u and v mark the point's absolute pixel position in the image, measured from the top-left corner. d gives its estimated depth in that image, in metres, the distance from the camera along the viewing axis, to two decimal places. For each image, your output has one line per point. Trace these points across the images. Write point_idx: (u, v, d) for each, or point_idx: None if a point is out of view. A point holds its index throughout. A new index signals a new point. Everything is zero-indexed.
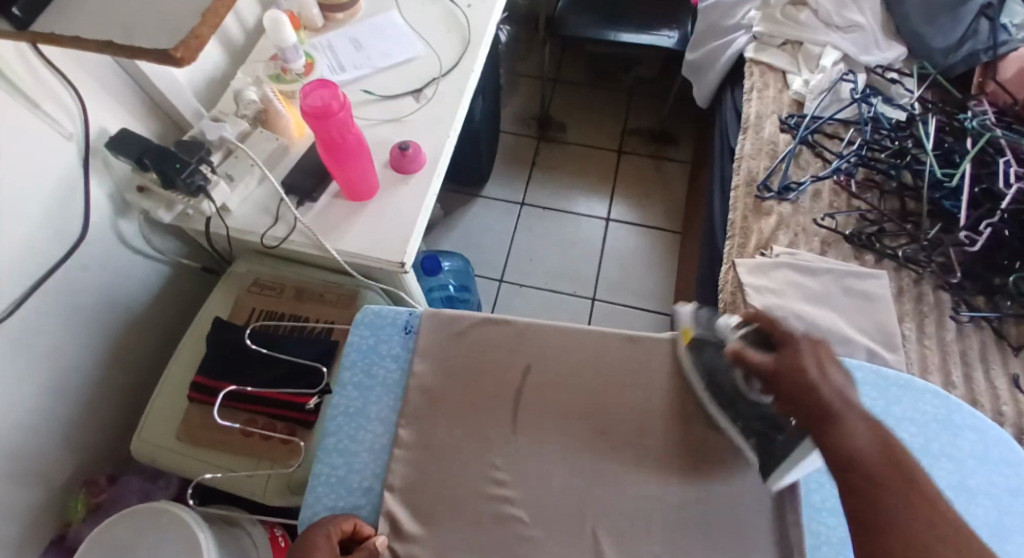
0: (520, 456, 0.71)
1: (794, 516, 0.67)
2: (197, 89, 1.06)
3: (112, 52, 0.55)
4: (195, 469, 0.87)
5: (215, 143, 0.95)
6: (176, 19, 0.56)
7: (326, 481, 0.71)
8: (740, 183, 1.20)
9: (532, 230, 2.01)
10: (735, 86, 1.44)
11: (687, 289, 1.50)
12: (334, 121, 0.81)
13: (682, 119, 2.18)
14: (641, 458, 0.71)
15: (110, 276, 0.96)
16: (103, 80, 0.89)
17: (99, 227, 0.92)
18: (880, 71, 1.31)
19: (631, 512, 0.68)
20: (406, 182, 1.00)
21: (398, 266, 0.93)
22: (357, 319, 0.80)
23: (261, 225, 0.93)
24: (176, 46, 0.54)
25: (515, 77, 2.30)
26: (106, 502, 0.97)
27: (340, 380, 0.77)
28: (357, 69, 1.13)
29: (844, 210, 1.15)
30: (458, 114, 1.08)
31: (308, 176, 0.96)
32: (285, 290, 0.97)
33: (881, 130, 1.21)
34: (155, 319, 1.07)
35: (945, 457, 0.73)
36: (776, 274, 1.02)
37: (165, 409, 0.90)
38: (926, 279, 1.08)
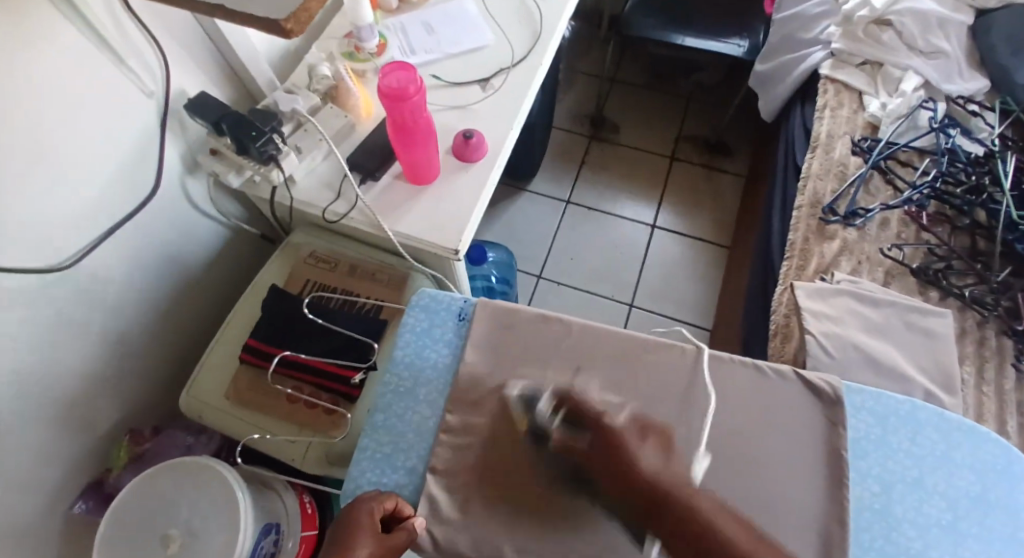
0: None
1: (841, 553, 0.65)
2: (272, 58, 1.07)
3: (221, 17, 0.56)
4: (240, 430, 0.88)
5: (287, 115, 0.96)
6: None
7: (370, 456, 0.72)
8: (804, 204, 1.17)
9: (576, 229, 2.00)
10: (805, 103, 1.40)
11: (732, 305, 1.47)
12: (408, 104, 0.81)
13: (739, 130, 2.13)
14: None
15: (172, 233, 0.97)
16: (187, 42, 0.90)
17: (169, 186, 0.94)
18: (961, 101, 1.26)
19: None
20: (467, 170, 0.99)
21: (453, 254, 0.93)
22: (413, 301, 0.80)
23: (323, 200, 0.94)
24: (285, 18, 0.55)
25: (573, 74, 2.29)
26: (149, 453, 0.99)
27: (392, 359, 0.77)
28: (428, 53, 1.13)
29: (911, 242, 1.11)
30: (525, 106, 1.07)
31: (373, 155, 0.96)
32: (339, 265, 0.98)
33: (957, 163, 1.16)
34: (210, 281, 1.09)
35: (1001, 510, 0.70)
36: (835, 301, 1.00)
37: (216, 368, 0.91)
38: (991, 323, 1.04)
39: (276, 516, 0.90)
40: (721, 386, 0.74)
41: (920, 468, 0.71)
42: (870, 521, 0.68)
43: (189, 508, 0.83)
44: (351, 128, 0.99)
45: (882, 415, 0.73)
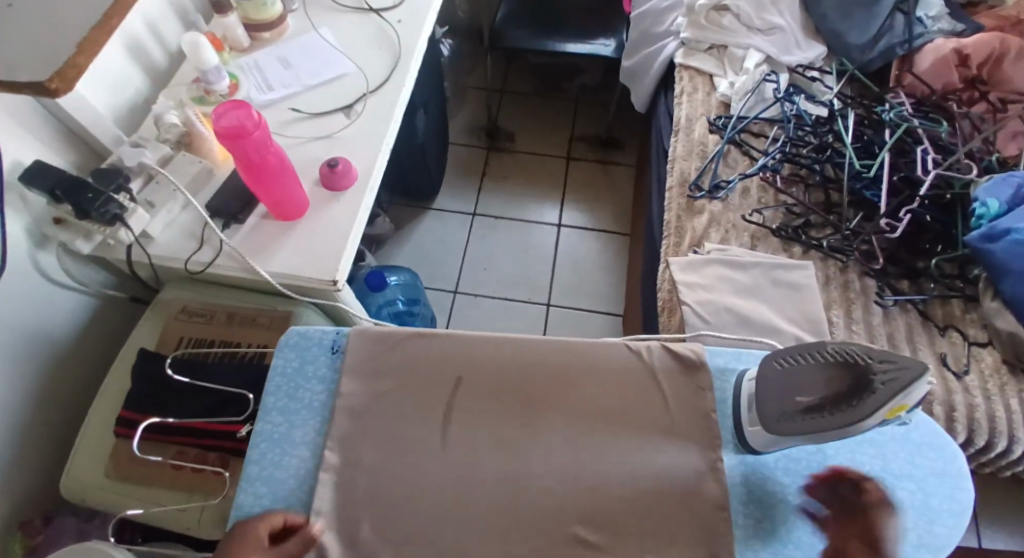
0: (449, 472, 0.70)
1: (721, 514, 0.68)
2: (118, 115, 1.04)
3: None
4: (122, 507, 0.84)
5: (134, 170, 0.93)
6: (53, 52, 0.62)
7: (247, 511, 0.69)
8: (673, 184, 1.22)
9: (485, 240, 2.02)
10: (669, 92, 1.47)
11: (634, 288, 1.52)
12: (249, 142, 0.80)
13: (627, 122, 2.21)
14: (571, 465, 0.70)
15: (29, 311, 0.93)
16: (14, 110, 0.86)
17: (17, 263, 0.89)
18: (801, 70, 1.37)
19: (560, 518, 0.67)
20: (337, 199, 0.99)
21: (331, 285, 0.92)
22: (282, 342, 0.79)
23: (186, 250, 0.92)
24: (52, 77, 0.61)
25: (461, 89, 2.32)
26: (39, 545, 0.93)
27: (264, 405, 0.75)
28: (286, 87, 1.13)
29: (769, 205, 1.19)
30: (389, 128, 1.08)
31: (234, 199, 0.95)
32: (215, 315, 0.95)
33: (804, 126, 1.26)
34: (86, 352, 1.04)
35: (868, 443, 0.75)
36: (707, 270, 1.05)
37: (90, 447, 0.87)
38: (853, 267, 1.12)
39: None
40: (595, 374, 0.76)
41: None
42: (745, 476, 0.71)
43: None
44: (209, 173, 0.98)
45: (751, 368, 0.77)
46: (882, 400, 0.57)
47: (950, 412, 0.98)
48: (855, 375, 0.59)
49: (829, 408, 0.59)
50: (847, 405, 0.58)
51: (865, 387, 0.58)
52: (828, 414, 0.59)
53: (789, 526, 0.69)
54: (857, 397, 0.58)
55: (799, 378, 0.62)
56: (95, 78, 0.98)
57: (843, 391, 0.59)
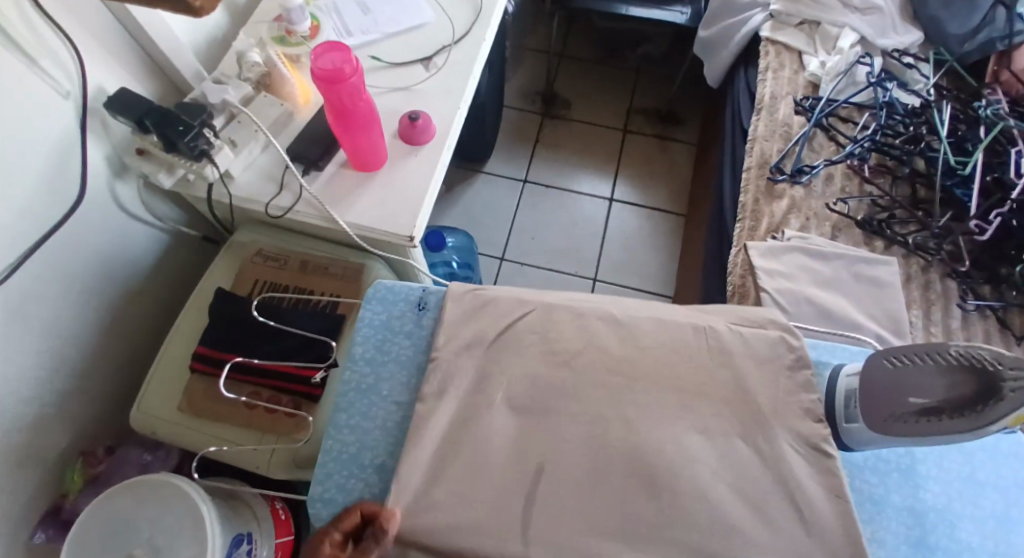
0: None
1: None
2: (198, 49, 1.03)
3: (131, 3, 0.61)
4: (196, 441, 0.85)
5: (217, 107, 0.91)
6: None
7: (335, 457, 0.69)
8: (752, 165, 1.18)
9: (535, 208, 1.99)
10: (749, 66, 1.42)
11: (691, 270, 1.48)
12: (345, 86, 0.78)
13: (690, 98, 2.14)
14: None
15: (105, 241, 0.93)
16: (103, 36, 0.85)
17: (97, 190, 0.89)
18: (896, 55, 1.29)
19: None
20: (416, 153, 0.97)
21: (408, 241, 0.91)
22: (369, 295, 0.79)
23: (266, 194, 0.91)
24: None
25: (519, 51, 2.26)
26: (105, 473, 0.95)
27: (352, 355, 0.75)
28: (365, 33, 1.10)
29: (855, 195, 1.15)
30: (469, 84, 1.05)
31: (314, 144, 0.94)
32: (289, 261, 0.95)
33: (895, 116, 1.20)
34: (155, 287, 1.05)
35: (956, 450, 0.73)
36: (787, 258, 1.02)
37: (166, 380, 0.88)
38: (935, 267, 1.08)
39: (247, 528, 0.89)
40: None
41: None
42: None
43: (150, 527, 0.81)
44: (289, 116, 0.96)
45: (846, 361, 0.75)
46: (1008, 409, 0.56)
47: None
48: (981, 380, 0.58)
49: (947, 412, 0.59)
50: (969, 411, 0.58)
51: (990, 394, 0.57)
52: (947, 418, 0.59)
53: (875, 523, 0.68)
54: (981, 403, 0.58)
55: (916, 380, 0.62)
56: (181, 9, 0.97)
57: (965, 396, 0.59)
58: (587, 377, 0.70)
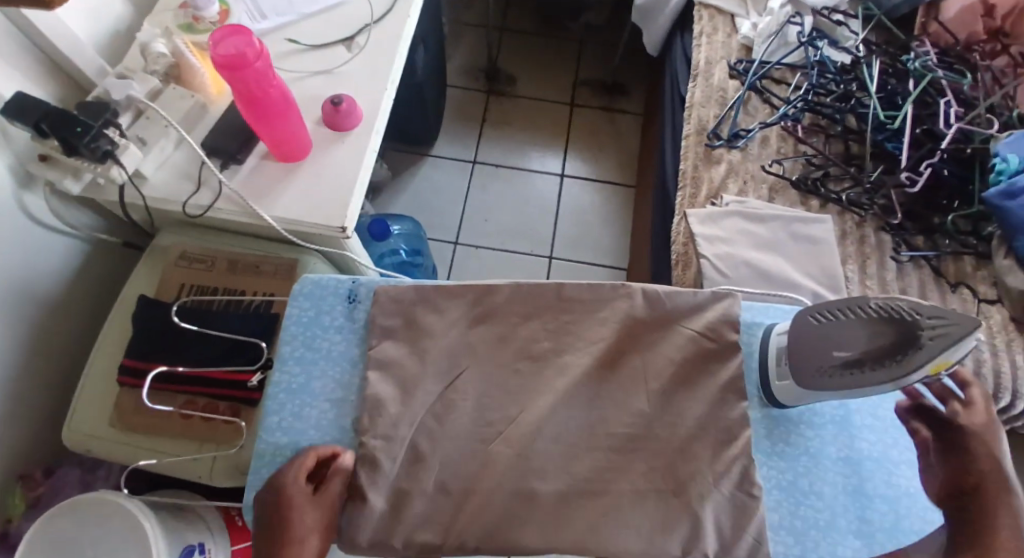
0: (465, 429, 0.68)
1: (753, 485, 0.64)
2: (100, 43, 0.96)
3: None
4: (132, 456, 0.82)
5: (122, 104, 0.86)
6: None
7: (269, 461, 0.67)
8: (690, 132, 1.17)
9: (485, 189, 1.96)
10: (684, 32, 1.42)
11: (640, 240, 1.48)
12: (250, 72, 0.73)
13: (634, 67, 2.12)
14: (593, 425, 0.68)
15: (19, 257, 0.88)
16: None
17: (4, 203, 0.84)
18: (826, 13, 1.29)
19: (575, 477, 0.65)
20: (342, 140, 0.94)
21: (339, 232, 0.89)
22: (295, 291, 0.75)
23: (183, 192, 0.87)
24: None
25: (458, 28, 2.21)
26: (44, 495, 0.92)
27: (280, 355, 0.72)
28: (281, 17, 1.05)
29: (790, 155, 1.16)
30: (394, 65, 1.02)
31: (231, 138, 0.89)
32: (216, 262, 0.91)
33: (827, 74, 1.21)
34: (79, 299, 1.00)
35: (890, 398, 0.74)
36: (725, 223, 1.01)
37: (94, 397, 0.83)
38: (869, 221, 1.10)
39: (199, 539, 0.87)
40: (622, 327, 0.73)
41: None
42: (769, 429, 0.70)
43: (93, 547, 0.78)
44: (202, 110, 0.91)
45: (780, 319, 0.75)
46: (927, 356, 0.57)
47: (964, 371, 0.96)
48: (899, 331, 0.59)
49: (869, 364, 0.60)
50: (889, 360, 0.59)
51: (910, 344, 0.58)
52: (870, 370, 0.60)
53: (812, 477, 0.68)
54: (902, 352, 0.59)
55: (839, 334, 0.63)
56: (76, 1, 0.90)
57: (885, 347, 0.59)
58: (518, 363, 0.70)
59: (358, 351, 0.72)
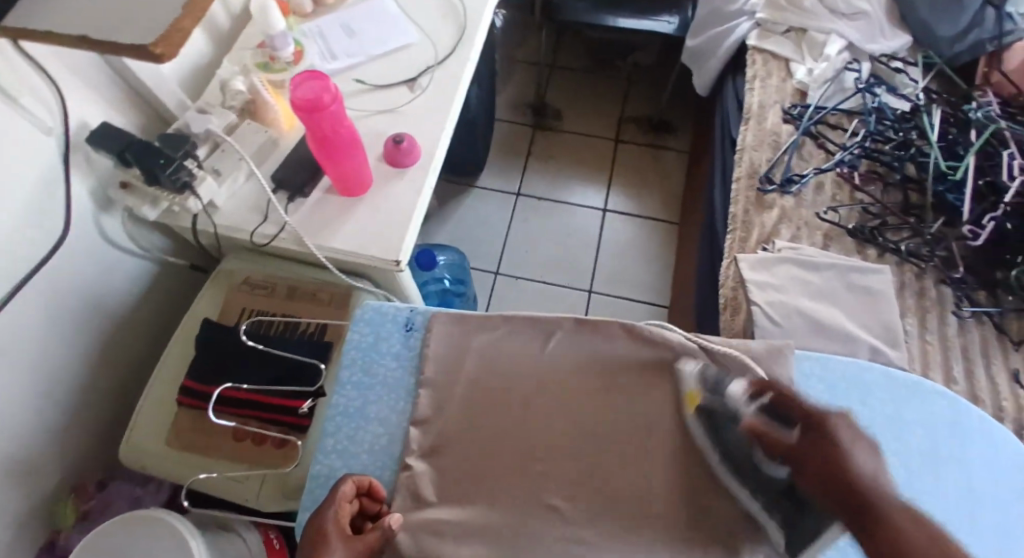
0: (500, 487, 0.70)
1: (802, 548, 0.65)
2: (183, 80, 1.02)
3: (87, 47, 0.61)
4: (184, 474, 0.85)
5: (200, 136, 0.91)
6: (153, 19, 0.61)
7: (323, 482, 0.74)
8: (742, 175, 1.18)
9: (529, 221, 1.98)
10: (736, 76, 1.43)
11: (684, 282, 1.47)
12: (326, 115, 0.77)
13: (681, 105, 2.13)
14: (638, 493, 0.70)
15: (92, 276, 0.93)
16: (84, 72, 0.85)
17: (83, 225, 0.89)
18: (884, 59, 1.30)
19: (615, 537, 0.67)
20: (401, 176, 0.96)
21: (394, 264, 0.90)
22: (357, 317, 0.83)
23: (250, 222, 0.91)
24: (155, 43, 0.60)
25: (509, 64, 2.25)
26: (97, 507, 0.96)
27: (339, 378, 0.79)
28: (350, 57, 1.08)
29: (845, 204, 1.14)
30: (454, 104, 1.03)
31: (299, 171, 0.93)
32: (276, 288, 0.95)
33: (885, 121, 1.20)
34: (142, 317, 1.04)
35: (953, 462, 0.74)
36: (778, 270, 1.01)
37: (154, 414, 0.88)
38: (928, 273, 1.07)
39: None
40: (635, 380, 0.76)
41: (871, 430, 0.75)
42: None
43: None
44: (273, 144, 0.96)
45: (831, 382, 0.77)
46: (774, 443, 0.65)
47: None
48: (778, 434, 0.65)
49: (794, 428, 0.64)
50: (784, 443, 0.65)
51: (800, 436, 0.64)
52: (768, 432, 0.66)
53: None
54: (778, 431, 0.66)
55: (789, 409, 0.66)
56: None
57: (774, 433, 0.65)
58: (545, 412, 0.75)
59: (412, 379, 0.79)
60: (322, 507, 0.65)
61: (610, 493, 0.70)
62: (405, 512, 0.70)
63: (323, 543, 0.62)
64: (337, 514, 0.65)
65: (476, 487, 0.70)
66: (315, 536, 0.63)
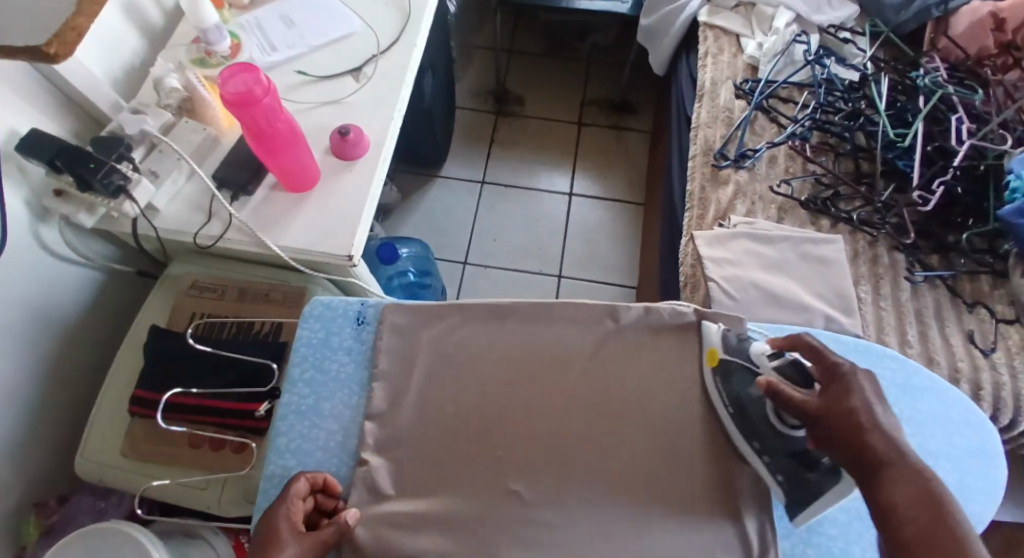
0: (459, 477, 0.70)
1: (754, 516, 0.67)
2: (115, 80, 0.98)
3: None
4: (143, 484, 0.84)
5: (135, 138, 0.89)
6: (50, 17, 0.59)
7: (277, 482, 0.73)
8: (697, 152, 1.18)
9: (495, 209, 1.97)
10: (690, 53, 1.43)
11: (649, 262, 1.47)
12: (258, 108, 0.75)
13: (641, 85, 2.13)
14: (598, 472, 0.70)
15: (35, 289, 0.90)
16: (8, 77, 0.81)
17: (20, 237, 0.86)
18: (832, 30, 1.31)
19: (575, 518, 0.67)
20: (349, 169, 0.94)
21: (347, 260, 0.88)
22: (306, 313, 0.81)
23: (194, 223, 0.89)
24: (49, 41, 0.58)
25: (467, 51, 2.22)
26: (58, 523, 0.94)
27: (290, 377, 0.78)
28: (289, 49, 1.05)
29: (798, 176, 1.15)
30: (400, 93, 1.01)
31: (241, 169, 0.90)
32: (227, 289, 0.93)
33: (835, 92, 1.21)
34: (92, 328, 1.01)
35: (905, 422, 0.75)
36: (733, 244, 1.02)
37: (108, 426, 0.86)
38: (881, 241, 1.07)
39: None
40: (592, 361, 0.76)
41: None
42: None
43: None
44: (213, 142, 0.93)
45: None
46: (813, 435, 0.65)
47: (977, 391, 0.95)
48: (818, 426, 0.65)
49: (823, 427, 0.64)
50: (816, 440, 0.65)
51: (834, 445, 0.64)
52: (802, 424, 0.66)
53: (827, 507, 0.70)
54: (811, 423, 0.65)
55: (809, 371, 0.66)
56: (89, 41, 0.92)
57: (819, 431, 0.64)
58: (502, 398, 0.74)
59: (365, 373, 0.78)
60: (275, 505, 0.65)
61: (574, 476, 0.70)
62: (364, 505, 0.69)
63: (275, 543, 0.62)
64: (290, 511, 0.65)
65: (434, 479, 0.70)
66: (268, 534, 0.63)
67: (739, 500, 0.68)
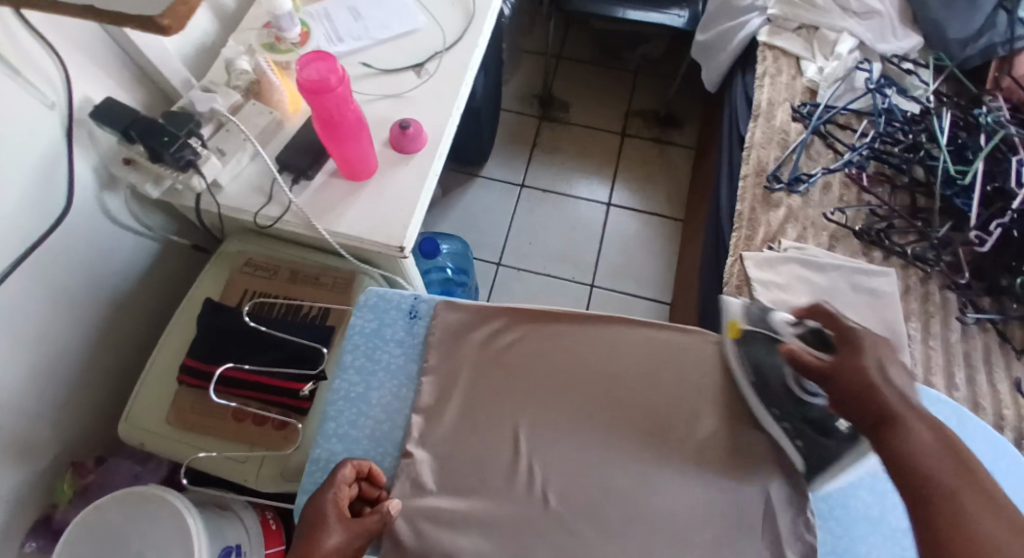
0: (499, 477, 0.70)
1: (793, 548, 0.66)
2: (186, 58, 1.01)
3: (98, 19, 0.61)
4: (185, 453, 0.85)
5: (205, 116, 0.91)
6: None
7: (322, 466, 0.74)
8: (749, 173, 1.17)
9: (532, 213, 1.97)
10: (745, 72, 1.42)
11: (687, 278, 1.46)
12: (331, 97, 0.76)
13: (688, 100, 2.12)
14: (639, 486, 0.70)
15: (93, 253, 0.92)
16: (86, 47, 0.84)
17: (85, 201, 0.88)
18: (895, 61, 1.29)
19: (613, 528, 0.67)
20: (406, 162, 0.95)
21: (398, 250, 0.89)
22: (360, 303, 0.83)
23: (254, 203, 0.90)
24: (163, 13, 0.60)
25: (516, 53, 2.24)
26: (95, 484, 0.96)
27: (341, 363, 0.79)
28: (355, 40, 1.07)
29: (852, 205, 1.13)
30: (460, 92, 1.02)
31: (303, 154, 0.92)
32: (279, 271, 0.94)
33: (895, 122, 1.19)
34: (143, 296, 1.04)
35: None
36: (783, 269, 1.01)
37: (155, 393, 0.88)
38: (934, 277, 1.06)
39: (236, 539, 0.87)
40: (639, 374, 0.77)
41: None
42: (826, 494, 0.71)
43: (138, 540, 0.79)
44: (278, 125, 0.95)
45: None
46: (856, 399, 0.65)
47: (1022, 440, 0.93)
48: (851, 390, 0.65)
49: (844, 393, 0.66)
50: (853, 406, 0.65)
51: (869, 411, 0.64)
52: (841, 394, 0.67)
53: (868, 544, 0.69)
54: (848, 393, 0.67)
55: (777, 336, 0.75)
56: None
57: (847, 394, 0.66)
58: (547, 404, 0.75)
59: (414, 366, 0.79)
60: (321, 489, 0.66)
61: (611, 486, 0.70)
62: (404, 497, 0.70)
63: (321, 527, 0.63)
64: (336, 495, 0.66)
65: (476, 476, 0.71)
66: (313, 517, 0.64)
67: (779, 524, 0.68)
